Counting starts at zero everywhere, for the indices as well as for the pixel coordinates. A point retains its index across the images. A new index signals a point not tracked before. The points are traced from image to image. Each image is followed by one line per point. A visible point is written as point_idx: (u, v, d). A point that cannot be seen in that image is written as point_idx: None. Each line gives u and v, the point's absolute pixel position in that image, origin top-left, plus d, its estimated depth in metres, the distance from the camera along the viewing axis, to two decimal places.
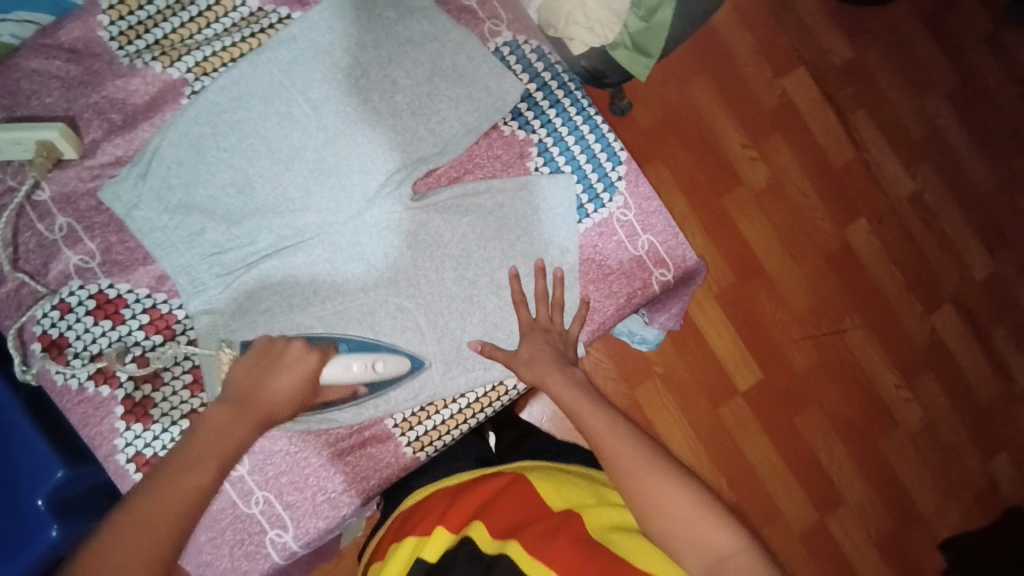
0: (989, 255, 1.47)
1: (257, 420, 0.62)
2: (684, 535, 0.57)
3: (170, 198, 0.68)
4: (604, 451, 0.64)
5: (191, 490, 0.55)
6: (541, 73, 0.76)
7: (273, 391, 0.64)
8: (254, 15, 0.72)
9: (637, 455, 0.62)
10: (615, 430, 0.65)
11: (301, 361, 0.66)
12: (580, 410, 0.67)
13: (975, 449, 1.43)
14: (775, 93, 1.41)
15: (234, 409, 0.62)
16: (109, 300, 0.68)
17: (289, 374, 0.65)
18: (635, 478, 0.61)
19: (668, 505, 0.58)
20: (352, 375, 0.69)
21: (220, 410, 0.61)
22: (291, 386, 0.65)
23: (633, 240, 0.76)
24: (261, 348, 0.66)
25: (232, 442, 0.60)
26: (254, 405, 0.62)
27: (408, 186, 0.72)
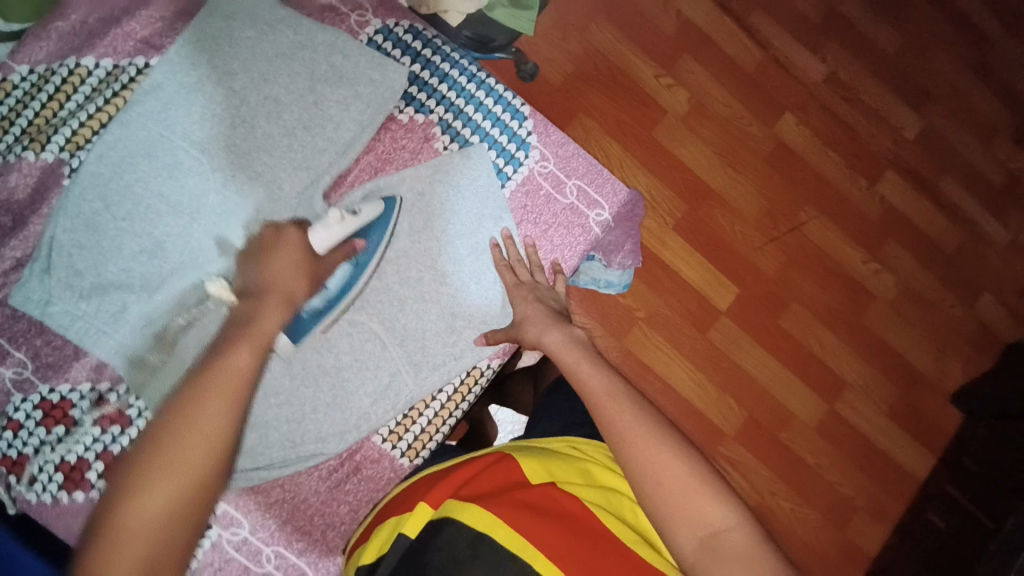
0: (918, 111, 1.48)
1: (258, 342, 0.54)
2: (680, 509, 0.52)
3: (81, 283, 0.66)
4: (599, 411, 0.59)
5: (211, 432, 0.48)
6: (420, 52, 0.75)
7: (278, 267, 0.60)
8: (112, 74, 0.69)
9: (634, 424, 0.57)
10: (617, 395, 0.59)
11: (284, 237, 0.62)
12: (574, 368, 0.63)
13: (957, 299, 1.45)
14: (672, 17, 1.42)
15: (253, 300, 0.57)
16: (54, 405, 0.65)
17: (284, 255, 0.61)
18: (632, 446, 0.55)
19: (663, 474, 0.53)
20: (338, 230, 0.66)
21: (241, 305, 0.57)
22: (291, 262, 0.61)
23: (560, 190, 0.76)
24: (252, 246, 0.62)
25: (241, 375, 0.52)
26: (268, 291, 0.58)
27: (319, 199, 0.70)
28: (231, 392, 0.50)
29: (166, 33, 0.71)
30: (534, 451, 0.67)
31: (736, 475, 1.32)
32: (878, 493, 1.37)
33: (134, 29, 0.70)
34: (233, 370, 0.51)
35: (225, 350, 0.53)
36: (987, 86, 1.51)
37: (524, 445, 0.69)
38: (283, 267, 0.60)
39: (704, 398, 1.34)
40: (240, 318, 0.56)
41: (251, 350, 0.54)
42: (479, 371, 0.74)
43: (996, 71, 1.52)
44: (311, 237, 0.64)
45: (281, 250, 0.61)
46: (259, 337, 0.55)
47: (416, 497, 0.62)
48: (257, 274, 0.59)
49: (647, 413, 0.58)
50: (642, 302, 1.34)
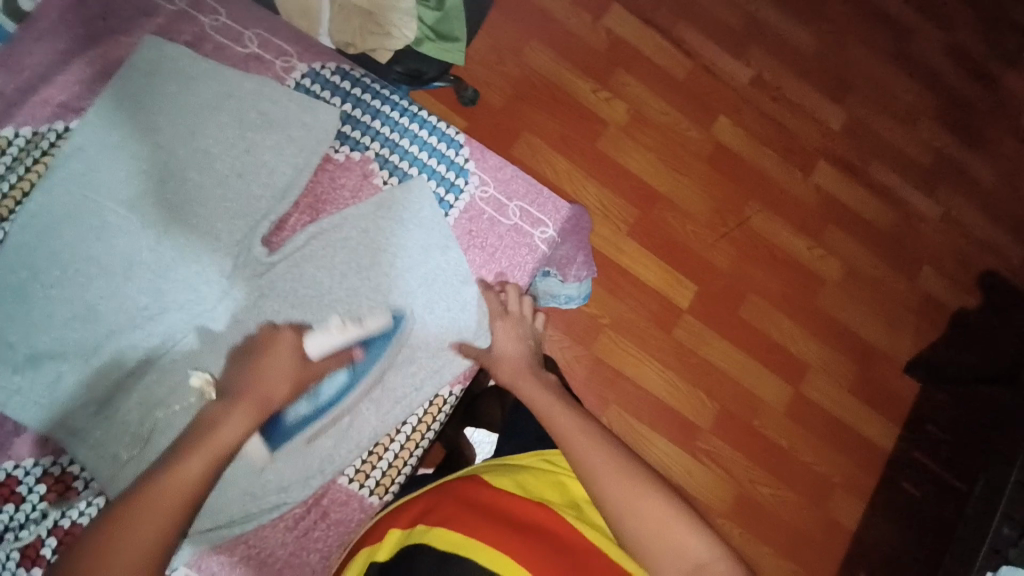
0: (841, 102, 1.57)
1: (214, 454, 0.56)
2: (661, 543, 0.56)
3: (13, 357, 0.63)
4: (573, 451, 0.63)
5: (138, 540, 0.50)
6: (350, 91, 0.76)
7: (267, 374, 0.62)
8: (33, 141, 0.68)
9: (610, 463, 0.61)
10: (591, 434, 0.64)
11: (281, 340, 0.64)
12: (548, 412, 0.67)
13: (900, 273, 1.52)
14: (601, 34, 1.47)
15: (226, 404, 0.60)
16: (0, 483, 0.61)
17: (275, 357, 0.63)
18: (608, 483, 0.60)
19: (639, 508, 0.58)
20: (338, 337, 0.67)
21: (215, 406, 0.60)
22: (279, 367, 0.63)
23: (503, 212, 0.77)
24: (247, 347, 0.65)
25: (187, 488, 0.53)
26: (244, 394, 0.61)
27: (259, 245, 0.69)
28: (173, 506, 0.52)
29: (85, 95, 0.70)
30: (509, 468, 0.68)
31: (716, 469, 1.34)
32: (852, 468, 1.41)
33: (52, 95, 0.69)
34: (180, 481, 0.53)
35: (177, 457, 0.55)
36: (902, 72, 1.61)
37: (499, 463, 0.70)
38: (271, 370, 0.63)
39: (676, 396, 1.36)
40: (205, 421, 0.58)
41: (205, 460, 0.55)
42: (440, 399, 0.74)
43: (907, 58, 1.62)
44: (307, 341, 0.66)
45: (275, 355, 0.64)
46: (217, 446, 0.56)
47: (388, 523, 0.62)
48: (241, 374, 0.62)
49: (618, 449, 0.63)
50: (605, 309, 1.37)
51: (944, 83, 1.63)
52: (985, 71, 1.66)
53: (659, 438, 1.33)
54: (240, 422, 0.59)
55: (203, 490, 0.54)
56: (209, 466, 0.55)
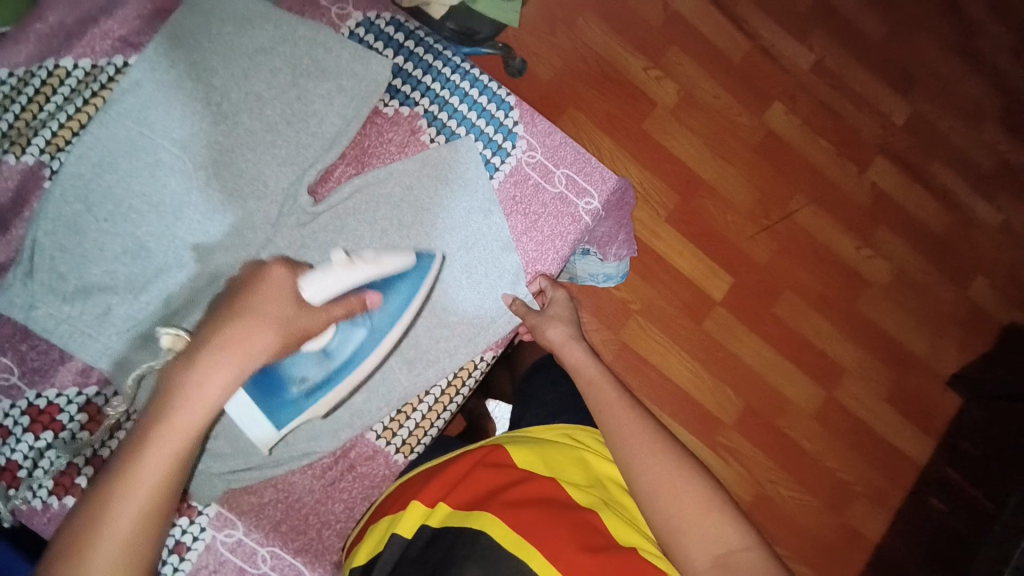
0: (906, 98, 1.49)
1: (205, 411, 0.50)
2: (693, 526, 0.55)
3: (65, 286, 0.64)
4: (614, 428, 0.62)
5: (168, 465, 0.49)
6: (403, 44, 0.75)
7: (242, 317, 0.53)
8: (91, 74, 0.68)
9: (648, 441, 0.60)
10: (633, 412, 0.63)
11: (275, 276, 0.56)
12: (592, 385, 0.67)
13: (949, 282, 1.45)
14: (658, 9, 1.42)
15: (196, 359, 0.51)
16: (42, 411, 0.63)
17: (271, 291, 0.55)
18: (644, 462, 0.59)
19: (679, 492, 0.56)
20: (342, 282, 0.60)
21: (181, 362, 0.51)
22: (275, 303, 0.55)
23: (549, 179, 0.75)
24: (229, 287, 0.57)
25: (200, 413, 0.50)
26: (220, 345, 0.52)
27: (305, 194, 0.69)
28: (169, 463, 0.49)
29: (144, 31, 0.70)
30: (531, 440, 0.68)
31: (735, 466, 1.32)
32: (877, 478, 1.37)
33: (111, 28, 0.69)
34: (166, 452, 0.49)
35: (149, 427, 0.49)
36: (975, 71, 1.52)
37: (521, 434, 0.70)
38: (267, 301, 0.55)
39: (702, 389, 1.33)
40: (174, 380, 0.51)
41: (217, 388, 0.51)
42: (473, 365, 0.73)
43: (981, 55, 1.53)
44: (301, 286, 0.58)
45: (260, 294, 0.55)
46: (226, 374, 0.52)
47: (410, 493, 0.62)
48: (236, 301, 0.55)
49: (661, 434, 0.61)
50: (635, 295, 1.34)
51: (1019, 86, 1.53)
52: None
53: (680, 429, 1.32)
54: (239, 358, 0.52)
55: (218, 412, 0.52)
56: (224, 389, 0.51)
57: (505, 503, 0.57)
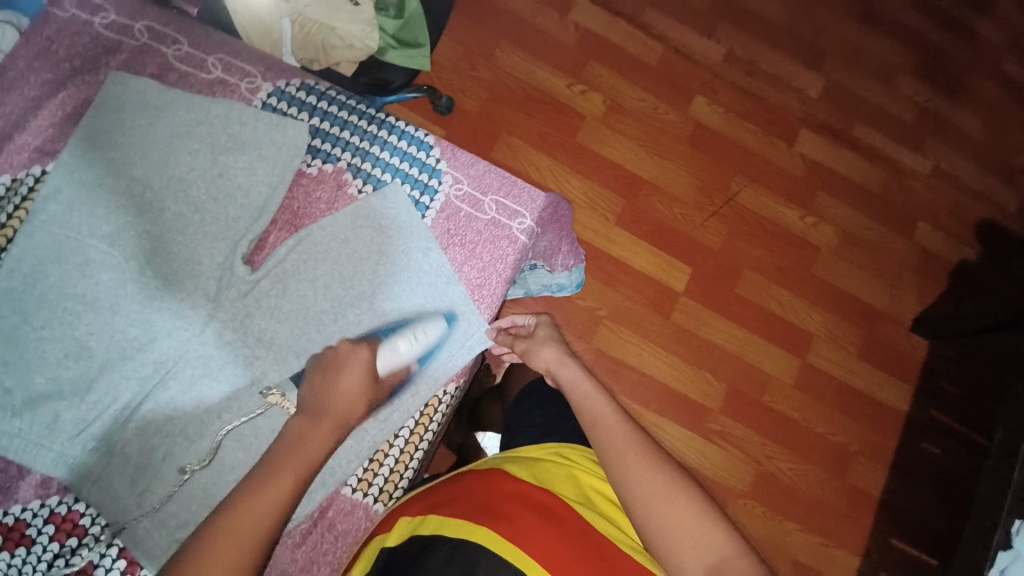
0: (817, 70, 1.57)
1: (299, 471, 0.58)
2: (682, 536, 0.56)
3: (11, 400, 0.63)
4: (608, 441, 0.64)
5: (236, 555, 0.52)
6: (317, 105, 0.77)
7: (341, 389, 0.64)
8: (11, 188, 0.69)
9: (636, 451, 0.62)
10: (620, 423, 0.65)
11: (355, 358, 0.66)
12: (584, 399, 0.70)
13: (896, 233, 1.51)
14: (570, 29, 1.48)
15: (311, 421, 0.61)
16: (10, 528, 0.61)
17: (350, 373, 0.65)
18: (633, 471, 0.60)
19: (669, 501, 0.58)
20: (402, 355, 0.69)
21: (300, 422, 0.62)
22: (355, 385, 0.64)
23: (479, 208, 0.78)
24: (321, 361, 0.66)
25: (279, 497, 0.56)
26: (327, 411, 0.62)
27: (241, 264, 0.70)
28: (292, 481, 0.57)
29: (58, 137, 0.71)
30: (521, 460, 0.68)
31: (729, 450, 1.33)
32: (869, 434, 1.39)
33: (26, 141, 0.70)
34: (267, 503, 0.55)
35: (264, 477, 0.57)
36: (874, 34, 1.62)
37: (509, 455, 0.70)
38: (350, 388, 0.64)
39: (683, 380, 1.35)
40: (290, 436, 0.61)
41: (293, 476, 0.58)
42: (438, 399, 0.74)
43: (877, 20, 1.63)
44: (378, 357, 0.67)
45: (347, 370, 0.65)
46: (304, 460, 0.59)
47: (398, 514, 0.63)
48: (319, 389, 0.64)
49: (651, 445, 0.63)
50: (601, 301, 1.36)
51: (919, 42, 1.63)
52: (957, 25, 1.66)
53: (669, 424, 1.33)
54: (335, 422, 0.62)
55: (290, 503, 0.57)
56: (298, 478, 0.58)
57: (499, 515, 0.57)
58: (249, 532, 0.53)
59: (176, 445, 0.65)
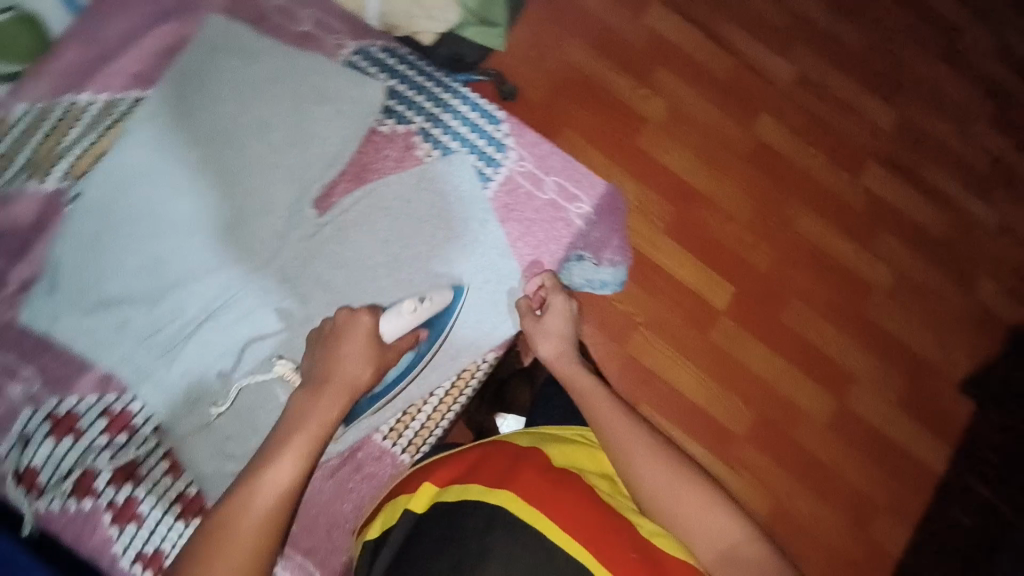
0: (891, 105, 1.53)
1: (304, 448, 0.58)
2: (693, 525, 0.58)
3: (85, 300, 0.69)
4: (614, 440, 0.64)
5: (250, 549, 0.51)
6: (396, 68, 0.80)
7: (342, 356, 0.64)
8: (108, 107, 0.73)
9: (638, 443, 0.63)
10: (621, 417, 0.66)
11: (354, 323, 0.65)
12: (583, 395, 0.70)
13: (953, 282, 1.46)
14: (643, 32, 1.48)
15: (310, 395, 0.62)
16: (61, 417, 0.66)
17: (351, 340, 0.65)
18: (638, 463, 0.61)
19: (682, 497, 0.59)
20: (409, 319, 0.69)
21: (301, 397, 0.62)
22: (355, 351, 0.64)
23: (540, 187, 0.79)
24: (322, 332, 0.67)
25: (287, 483, 0.55)
26: (329, 383, 0.62)
27: (310, 207, 0.73)
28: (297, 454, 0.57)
29: (156, 68, 0.75)
30: (550, 437, 0.68)
31: (747, 476, 1.32)
32: (894, 483, 1.35)
33: (126, 66, 0.75)
34: (275, 482, 0.55)
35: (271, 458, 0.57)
36: (957, 75, 1.56)
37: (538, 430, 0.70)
38: (349, 355, 0.64)
39: (709, 398, 1.34)
40: (293, 411, 0.61)
41: (295, 457, 0.57)
42: (476, 365, 0.76)
43: (963, 61, 1.57)
44: (380, 324, 0.67)
45: (350, 337, 0.65)
46: (315, 433, 0.59)
47: (421, 476, 0.64)
48: (320, 359, 0.65)
49: (657, 442, 0.63)
50: (637, 306, 1.36)
51: (1003, 88, 1.57)
52: None
53: (689, 439, 1.32)
54: (340, 394, 0.62)
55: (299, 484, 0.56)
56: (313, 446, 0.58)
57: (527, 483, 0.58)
58: (261, 516, 0.53)
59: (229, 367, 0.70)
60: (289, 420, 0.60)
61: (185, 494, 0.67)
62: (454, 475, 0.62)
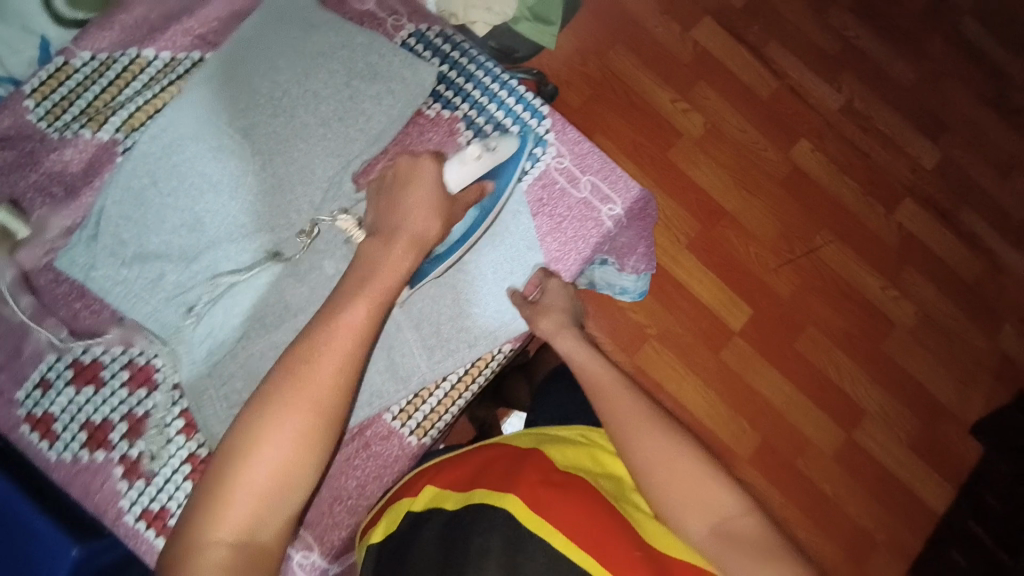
0: (933, 143, 1.51)
1: (374, 299, 0.59)
2: (686, 500, 0.57)
3: (125, 251, 0.71)
4: (609, 404, 0.64)
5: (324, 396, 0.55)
6: (449, 54, 0.81)
7: (408, 202, 0.65)
8: (169, 65, 0.76)
9: (636, 417, 0.62)
10: (620, 389, 0.65)
11: (418, 173, 0.68)
12: (584, 364, 0.70)
13: (978, 328, 1.43)
14: (689, 47, 1.48)
15: (380, 242, 0.63)
16: (86, 366, 0.69)
17: (415, 188, 0.66)
18: (633, 437, 0.61)
19: (674, 462, 0.58)
20: (471, 166, 0.72)
21: (370, 244, 0.63)
22: (419, 199, 0.66)
23: (574, 184, 0.79)
24: (385, 180, 0.69)
25: (352, 337, 0.57)
26: (397, 231, 0.64)
27: (349, 181, 0.75)
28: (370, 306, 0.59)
29: (221, 31, 0.78)
30: (551, 440, 0.69)
31: None
32: (897, 526, 1.33)
33: (192, 26, 0.77)
34: (343, 335, 0.56)
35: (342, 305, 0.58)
36: (1005, 121, 1.54)
37: (540, 434, 0.71)
38: (415, 207, 0.65)
39: (716, 418, 1.33)
40: (363, 256, 0.62)
41: (366, 306, 0.58)
42: (492, 355, 0.77)
43: (1012, 107, 1.55)
44: (445, 171, 0.71)
45: (414, 184, 0.67)
46: (379, 295, 0.60)
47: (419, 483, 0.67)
48: (387, 211, 0.66)
49: (650, 409, 0.63)
50: (652, 319, 1.36)
51: None
52: None
53: None
54: (409, 246, 0.63)
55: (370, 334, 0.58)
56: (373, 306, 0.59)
57: (530, 487, 0.59)
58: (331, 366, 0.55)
59: (253, 330, 0.71)
60: (354, 271, 0.62)
61: (193, 456, 0.69)
62: (461, 481, 0.64)
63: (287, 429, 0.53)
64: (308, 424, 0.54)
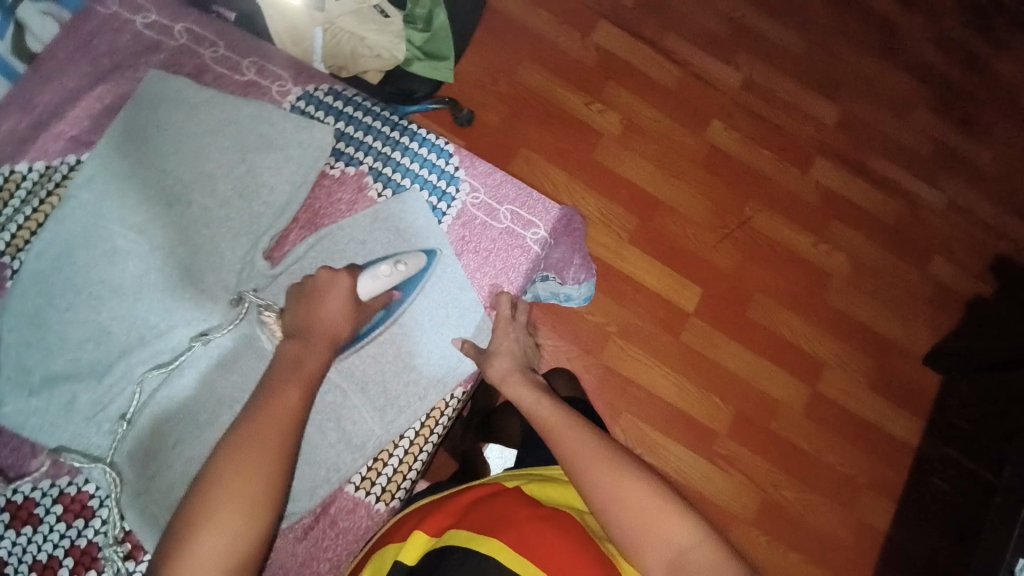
0: (834, 100, 1.58)
1: (306, 384, 0.61)
2: (643, 535, 0.56)
3: (31, 379, 0.66)
4: (558, 442, 0.64)
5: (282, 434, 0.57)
6: (342, 110, 0.79)
7: (324, 312, 0.65)
8: (46, 174, 0.72)
9: (591, 450, 0.61)
10: (574, 424, 0.65)
11: (335, 284, 0.67)
12: (532, 408, 0.68)
13: (910, 264, 1.50)
14: (591, 49, 1.51)
15: (302, 343, 0.64)
16: (19, 506, 0.63)
17: (334, 297, 0.67)
18: (588, 472, 0.60)
19: (625, 499, 0.57)
20: (385, 281, 0.70)
21: (292, 346, 0.64)
22: (338, 310, 0.66)
23: (494, 216, 0.79)
24: (300, 289, 0.68)
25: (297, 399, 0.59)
26: (315, 333, 0.65)
27: (261, 260, 0.72)
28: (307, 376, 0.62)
29: (95, 128, 0.74)
30: (536, 477, 0.69)
31: (735, 475, 1.32)
32: (878, 466, 1.37)
33: (63, 130, 0.73)
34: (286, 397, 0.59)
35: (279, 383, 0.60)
36: (893, 67, 1.63)
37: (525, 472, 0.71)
38: (330, 314, 0.66)
39: (689, 401, 1.35)
40: (289, 358, 0.63)
41: (300, 389, 0.60)
42: (445, 403, 0.75)
43: (897, 53, 1.64)
44: (357, 285, 0.69)
45: (328, 297, 0.66)
46: (308, 376, 0.62)
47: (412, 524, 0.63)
48: (303, 318, 0.65)
49: (603, 444, 0.62)
50: (609, 317, 1.37)
51: (938, 75, 1.64)
52: (977, 60, 1.67)
53: (673, 444, 1.32)
54: (325, 342, 0.65)
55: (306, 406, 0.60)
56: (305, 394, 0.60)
57: (508, 526, 0.58)
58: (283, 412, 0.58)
59: (186, 432, 0.67)
60: (281, 362, 0.62)
61: None
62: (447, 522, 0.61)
63: (250, 463, 0.54)
64: (257, 491, 0.54)
